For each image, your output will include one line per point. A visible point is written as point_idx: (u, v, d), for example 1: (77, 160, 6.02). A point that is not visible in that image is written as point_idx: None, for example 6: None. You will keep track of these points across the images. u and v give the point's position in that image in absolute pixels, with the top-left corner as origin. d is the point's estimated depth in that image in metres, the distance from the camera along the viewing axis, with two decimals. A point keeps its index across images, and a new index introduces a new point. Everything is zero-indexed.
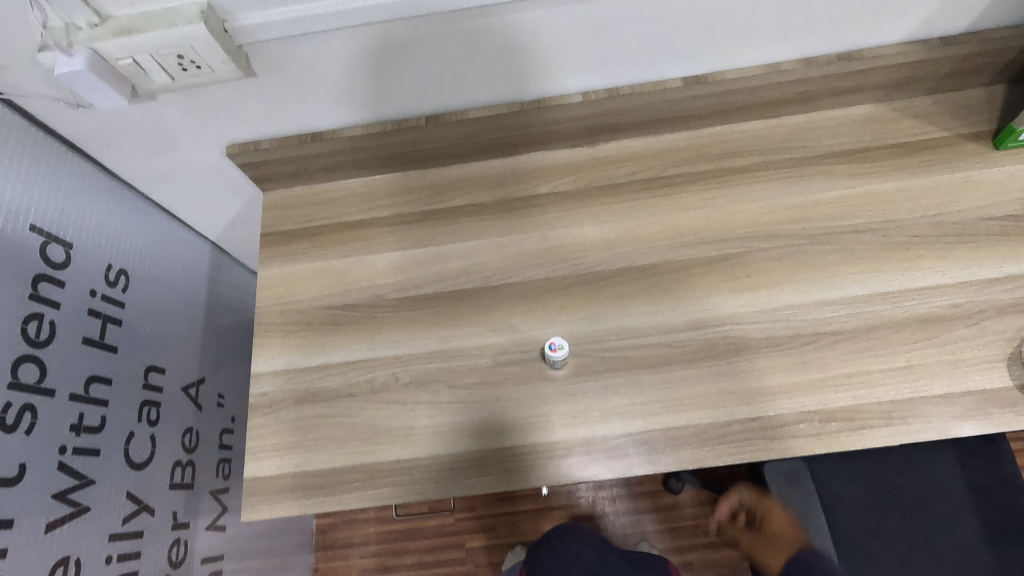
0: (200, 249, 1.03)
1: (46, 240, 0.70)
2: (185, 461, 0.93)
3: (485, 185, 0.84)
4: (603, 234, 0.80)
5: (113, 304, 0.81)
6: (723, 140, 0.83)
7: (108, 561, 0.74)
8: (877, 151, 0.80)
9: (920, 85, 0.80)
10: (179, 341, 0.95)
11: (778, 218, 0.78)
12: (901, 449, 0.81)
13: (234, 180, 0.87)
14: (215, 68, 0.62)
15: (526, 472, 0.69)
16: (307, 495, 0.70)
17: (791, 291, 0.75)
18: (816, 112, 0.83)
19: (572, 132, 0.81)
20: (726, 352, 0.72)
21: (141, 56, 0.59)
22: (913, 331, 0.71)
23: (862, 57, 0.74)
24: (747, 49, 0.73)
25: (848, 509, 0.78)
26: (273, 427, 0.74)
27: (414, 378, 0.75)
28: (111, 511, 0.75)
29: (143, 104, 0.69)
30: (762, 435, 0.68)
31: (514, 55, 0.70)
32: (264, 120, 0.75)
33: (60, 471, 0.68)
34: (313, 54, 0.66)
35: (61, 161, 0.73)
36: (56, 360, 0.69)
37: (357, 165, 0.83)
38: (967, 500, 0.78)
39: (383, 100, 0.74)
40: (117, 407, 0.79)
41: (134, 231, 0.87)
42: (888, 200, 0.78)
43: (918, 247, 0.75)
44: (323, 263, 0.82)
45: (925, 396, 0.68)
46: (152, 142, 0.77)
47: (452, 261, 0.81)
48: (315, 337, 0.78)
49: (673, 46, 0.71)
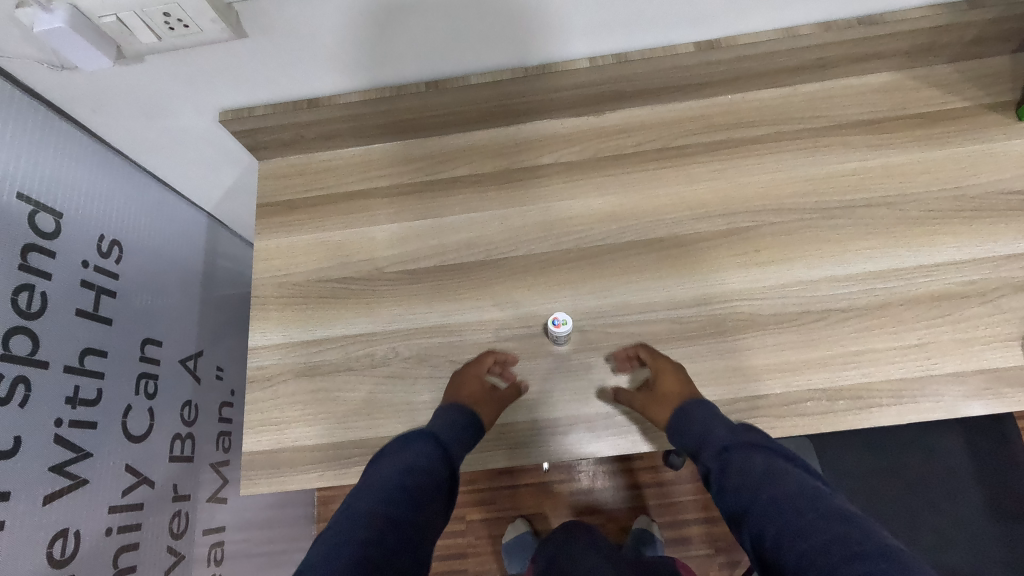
0: (195, 219, 1.01)
1: (35, 209, 0.68)
2: (184, 434, 0.92)
3: (487, 155, 0.81)
4: (609, 207, 0.78)
5: (107, 275, 0.79)
6: (734, 109, 0.80)
7: (108, 533, 0.74)
8: (895, 122, 0.77)
9: (942, 51, 0.76)
10: (176, 313, 0.94)
11: (790, 191, 0.76)
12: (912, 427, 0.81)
13: (228, 148, 0.85)
14: (203, 27, 0.59)
15: (530, 450, 0.70)
16: (308, 468, 0.70)
17: (802, 266, 0.72)
18: (832, 80, 0.79)
19: (577, 100, 0.78)
20: (732, 328, 0.71)
21: (125, 13, 0.56)
22: (925, 308, 0.69)
23: (884, 21, 0.70)
24: (763, 13, 0.69)
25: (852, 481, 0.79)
26: (272, 401, 0.73)
27: (415, 353, 0.74)
28: (110, 483, 0.75)
29: (130, 67, 0.66)
30: (767, 413, 0.67)
31: (516, 17, 0.66)
32: (256, 85, 0.72)
33: (57, 444, 0.67)
34: (306, 15, 0.62)
35: (47, 127, 0.71)
36: (49, 332, 0.68)
37: (356, 133, 0.80)
38: (973, 476, 0.77)
39: (380, 65, 0.71)
40: (114, 380, 0.78)
41: (127, 201, 0.85)
42: (905, 174, 0.75)
43: (934, 222, 0.73)
44: (320, 235, 0.80)
45: (935, 375, 0.67)
46: (141, 107, 0.74)
47: (452, 234, 0.78)
48: (312, 311, 0.77)
49: (684, 9, 0.67)
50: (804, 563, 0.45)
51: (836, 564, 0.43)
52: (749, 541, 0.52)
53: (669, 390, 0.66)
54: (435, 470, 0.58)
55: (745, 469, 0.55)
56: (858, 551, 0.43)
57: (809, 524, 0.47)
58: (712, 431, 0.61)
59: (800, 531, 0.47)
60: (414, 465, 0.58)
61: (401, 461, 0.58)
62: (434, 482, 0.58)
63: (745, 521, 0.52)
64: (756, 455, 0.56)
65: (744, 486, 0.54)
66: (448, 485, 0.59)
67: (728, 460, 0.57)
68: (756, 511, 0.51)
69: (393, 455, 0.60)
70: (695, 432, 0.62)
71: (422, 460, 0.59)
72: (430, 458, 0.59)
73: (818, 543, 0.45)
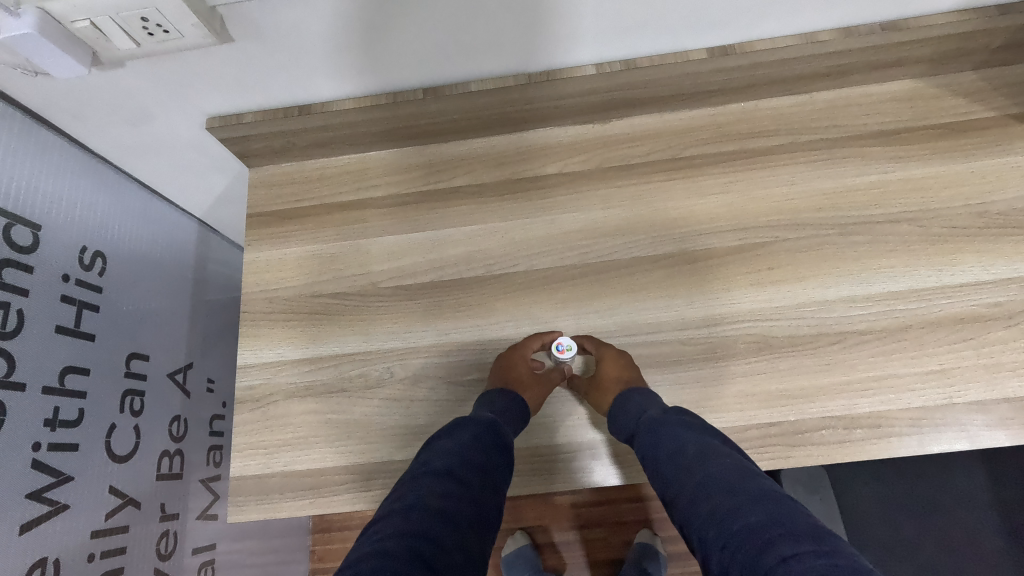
0: (184, 226, 0.97)
1: (11, 222, 0.64)
2: (173, 450, 0.89)
3: (487, 164, 0.77)
4: (614, 220, 0.74)
5: (90, 289, 0.76)
6: (747, 117, 0.76)
7: (90, 559, 0.71)
8: (917, 132, 0.73)
9: (969, 59, 0.72)
10: (164, 325, 0.90)
11: (805, 205, 0.72)
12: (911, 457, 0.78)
13: (217, 154, 0.81)
14: (184, 32, 0.56)
15: (533, 476, 0.66)
16: (299, 495, 0.67)
17: (818, 286, 0.69)
18: (850, 87, 0.76)
19: (582, 108, 0.74)
20: (744, 351, 0.67)
21: (100, 17, 0.52)
22: (948, 331, 0.66)
23: (908, 28, 0.66)
24: (781, 18, 0.65)
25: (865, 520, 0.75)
26: (261, 423, 0.70)
27: (410, 374, 0.71)
28: (93, 506, 0.72)
29: (109, 73, 0.62)
30: (781, 441, 0.64)
31: (518, 21, 0.62)
32: (244, 91, 0.68)
33: (35, 469, 0.64)
34: (295, 19, 0.59)
35: (23, 134, 0.67)
36: (26, 351, 0.64)
37: (350, 141, 0.76)
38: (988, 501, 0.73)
39: (375, 70, 0.67)
40: (97, 399, 0.74)
41: (111, 209, 0.81)
42: (927, 188, 0.71)
43: (958, 240, 0.69)
44: (313, 247, 0.77)
45: (958, 402, 0.64)
46: (123, 113, 0.70)
47: (450, 247, 0.75)
48: (303, 328, 0.73)
49: (697, 13, 0.63)
50: (730, 546, 0.41)
51: (762, 548, 0.39)
52: (681, 524, 0.49)
53: (609, 375, 0.65)
54: (487, 457, 0.54)
55: (676, 448, 0.53)
56: (776, 534, 0.40)
57: (737, 506, 0.43)
58: (648, 412, 0.59)
59: (730, 516, 0.43)
60: (463, 450, 0.54)
61: (445, 447, 0.54)
62: (489, 470, 0.53)
63: (678, 506, 0.49)
64: (685, 432, 0.54)
65: (678, 465, 0.51)
66: (503, 473, 0.55)
67: (658, 438, 0.55)
68: (687, 497, 0.48)
69: (437, 441, 0.56)
70: (631, 414, 0.59)
71: (472, 445, 0.55)
72: (479, 444, 0.55)
73: (747, 526, 0.41)
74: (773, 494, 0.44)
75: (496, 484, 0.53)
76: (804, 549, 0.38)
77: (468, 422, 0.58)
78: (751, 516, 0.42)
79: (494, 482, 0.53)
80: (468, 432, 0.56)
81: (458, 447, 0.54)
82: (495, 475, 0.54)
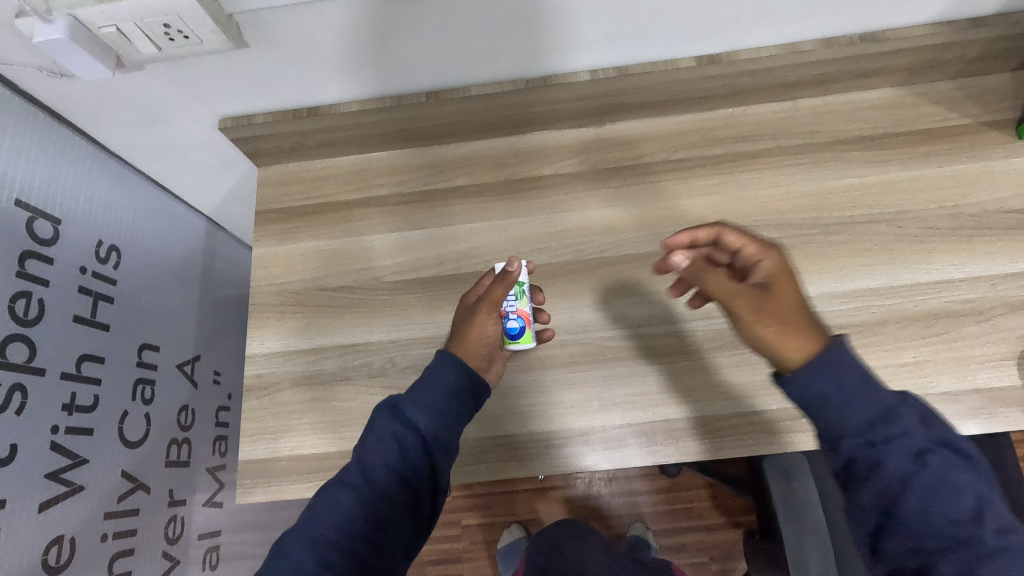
0: (193, 223, 1.01)
1: (33, 216, 0.68)
2: (181, 439, 0.92)
3: (487, 165, 0.81)
4: (607, 219, 0.78)
5: (105, 281, 0.79)
6: (735, 122, 0.80)
7: (104, 539, 0.74)
8: (896, 138, 0.77)
9: (944, 69, 0.76)
10: (173, 318, 0.94)
11: (789, 206, 0.76)
12: None
13: (227, 154, 0.85)
14: (203, 38, 0.59)
15: (526, 460, 0.69)
16: (305, 477, 0.71)
17: (800, 282, 0.72)
18: (833, 95, 0.79)
19: (577, 112, 0.78)
20: (730, 343, 0.71)
21: (125, 24, 0.56)
22: (922, 326, 0.69)
23: (885, 39, 0.70)
24: (765, 29, 0.69)
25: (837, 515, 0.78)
26: (269, 410, 0.73)
27: (411, 363, 0.74)
28: (106, 489, 0.75)
29: (129, 75, 0.66)
30: (764, 428, 0.68)
31: (517, 29, 0.66)
32: (255, 94, 0.72)
33: (54, 451, 0.67)
34: (306, 26, 0.62)
35: (44, 132, 0.71)
36: (46, 339, 0.68)
37: (355, 141, 0.80)
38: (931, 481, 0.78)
39: (380, 75, 0.71)
40: (111, 386, 0.78)
41: (125, 205, 0.85)
42: (905, 191, 0.75)
43: (933, 240, 0.73)
44: (320, 243, 0.80)
45: (932, 393, 0.67)
46: (140, 114, 0.74)
47: (451, 243, 0.78)
48: (310, 320, 0.77)
49: (686, 23, 0.67)
50: (942, 539, 0.43)
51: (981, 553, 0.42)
52: (857, 500, 0.47)
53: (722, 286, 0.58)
54: (406, 466, 0.52)
55: (866, 419, 0.48)
56: (988, 547, 0.42)
57: (953, 516, 0.44)
58: (840, 354, 0.50)
59: (953, 522, 0.43)
60: (375, 463, 0.52)
61: (361, 457, 0.52)
62: (408, 481, 0.52)
63: (886, 492, 0.46)
64: (881, 399, 0.48)
65: (891, 438, 0.46)
66: (430, 474, 0.54)
67: (852, 408, 0.48)
68: (918, 485, 0.45)
69: (373, 431, 0.54)
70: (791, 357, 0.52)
71: (389, 455, 0.52)
72: (400, 451, 0.53)
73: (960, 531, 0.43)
74: (982, 498, 0.45)
75: (418, 493, 0.53)
76: (1012, 558, 0.42)
77: (396, 417, 0.55)
78: (977, 487, 0.45)
79: (412, 492, 0.52)
80: (387, 434, 0.53)
81: (373, 459, 0.52)
82: (416, 483, 0.53)
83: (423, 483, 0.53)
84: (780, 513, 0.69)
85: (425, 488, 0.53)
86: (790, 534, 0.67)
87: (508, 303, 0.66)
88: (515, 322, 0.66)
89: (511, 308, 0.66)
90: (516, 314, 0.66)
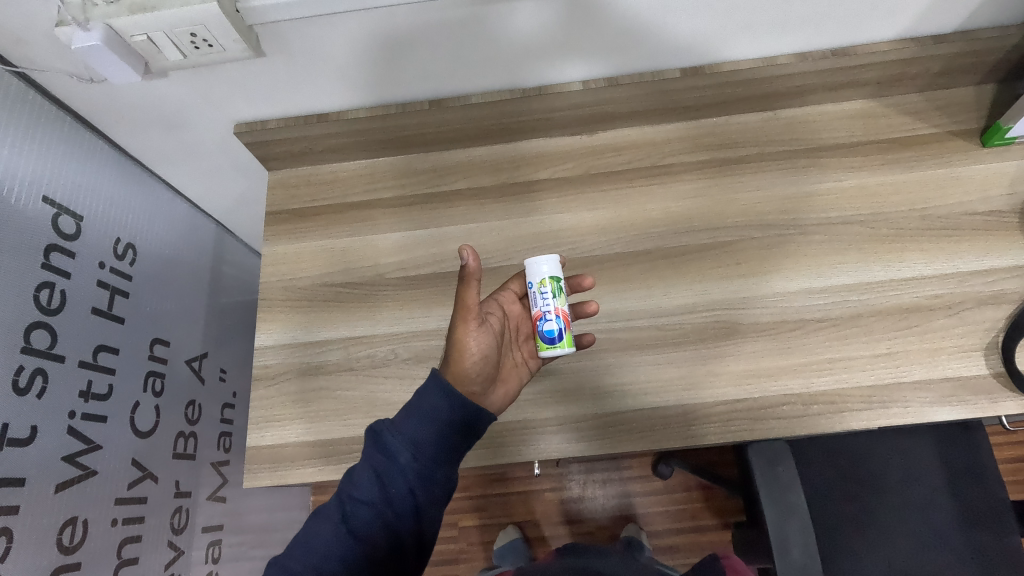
0: (204, 225, 1.05)
1: (59, 212, 0.72)
2: (187, 432, 0.95)
3: (486, 169, 0.86)
4: (599, 220, 0.82)
5: (122, 276, 0.83)
6: (720, 130, 0.85)
7: (113, 524, 0.77)
8: (869, 145, 0.82)
9: (911, 82, 0.81)
10: (183, 316, 0.97)
11: (769, 209, 0.81)
12: (839, 440, 0.84)
13: (241, 159, 0.89)
14: (227, 46, 0.64)
15: (520, 446, 0.73)
16: (309, 462, 0.74)
17: (780, 279, 0.77)
18: (809, 106, 0.85)
19: (571, 120, 0.83)
20: (714, 335, 0.75)
21: (155, 33, 0.61)
22: (894, 320, 0.74)
23: (855, 53, 0.76)
24: (745, 42, 0.74)
25: (826, 505, 0.81)
26: (277, 398, 0.77)
27: (413, 355, 0.78)
28: (116, 476, 0.78)
29: (155, 81, 0.71)
30: (747, 415, 0.71)
31: (516, 42, 0.71)
32: (270, 100, 0.77)
33: (70, 435, 0.70)
34: (320, 38, 0.67)
35: (70, 134, 0.75)
36: (67, 328, 0.71)
37: (361, 147, 0.85)
38: (909, 464, 0.82)
39: (387, 84, 0.76)
40: (124, 377, 0.81)
41: (142, 206, 0.89)
42: (877, 195, 0.80)
43: (903, 239, 0.78)
44: (326, 242, 0.84)
45: (904, 382, 0.71)
46: (162, 119, 0.79)
47: (451, 242, 0.83)
48: (316, 314, 0.81)
49: (673, 37, 0.72)
50: None
51: None
52: None
53: None
54: (387, 502, 0.55)
55: None
56: None
57: None
58: None
59: None
60: (356, 499, 0.55)
61: (344, 492, 0.56)
62: (388, 518, 0.55)
63: None
64: None
65: None
66: (413, 511, 0.56)
67: None
68: None
69: (359, 467, 0.58)
70: None
71: (371, 490, 0.55)
72: (381, 487, 0.56)
73: None
74: None
75: (399, 530, 0.55)
76: None
77: (381, 450, 0.58)
78: None
79: (393, 529, 0.55)
80: (371, 468, 0.57)
81: (356, 494, 0.56)
82: (397, 520, 0.55)
83: (405, 521, 0.56)
84: (765, 498, 0.70)
85: (408, 525, 0.56)
86: (776, 514, 0.69)
87: (546, 303, 0.67)
88: (554, 322, 0.67)
89: (548, 308, 0.67)
90: (554, 314, 0.67)
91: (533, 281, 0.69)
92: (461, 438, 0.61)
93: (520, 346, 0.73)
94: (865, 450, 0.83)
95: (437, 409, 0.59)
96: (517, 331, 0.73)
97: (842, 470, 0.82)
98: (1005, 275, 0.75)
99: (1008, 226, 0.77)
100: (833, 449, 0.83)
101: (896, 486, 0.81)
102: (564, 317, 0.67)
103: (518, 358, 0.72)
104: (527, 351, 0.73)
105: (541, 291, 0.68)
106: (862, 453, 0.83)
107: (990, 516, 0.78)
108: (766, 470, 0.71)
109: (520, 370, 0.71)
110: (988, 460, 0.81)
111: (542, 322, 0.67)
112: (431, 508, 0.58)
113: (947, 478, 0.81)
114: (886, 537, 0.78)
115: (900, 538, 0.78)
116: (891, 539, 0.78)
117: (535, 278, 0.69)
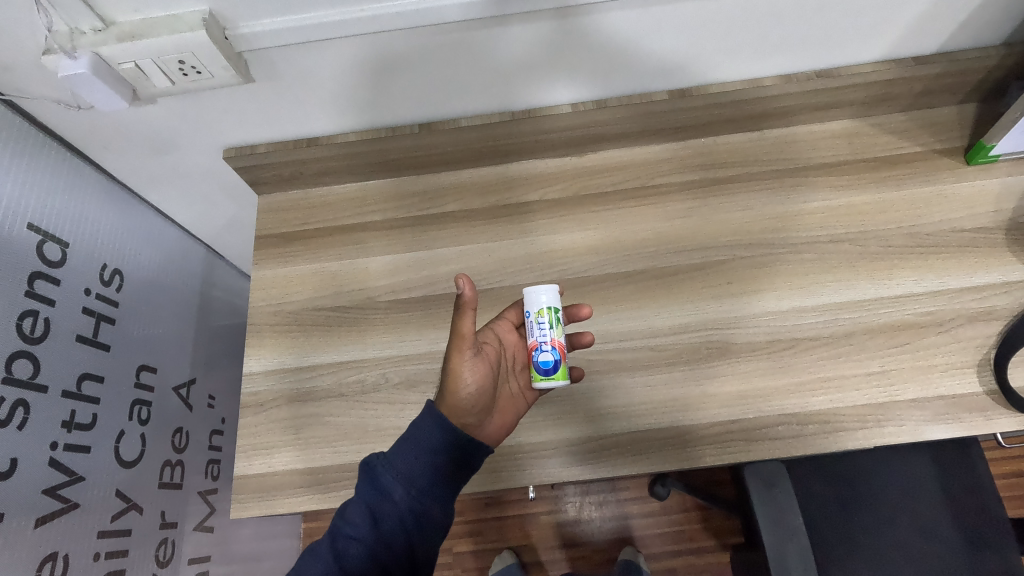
0: (191, 250, 1.04)
1: (43, 239, 0.71)
2: (174, 461, 0.94)
3: (476, 192, 0.86)
4: (589, 240, 0.82)
5: (107, 303, 0.82)
6: (709, 151, 0.86)
7: (95, 559, 0.75)
8: (856, 164, 0.83)
9: (895, 102, 0.82)
10: (170, 343, 0.96)
11: (759, 227, 0.81)
12: (841, 458, 0.83)
13: (231, 183, 0.89)
14: (216, 73, 0.65)
15: (515, 471, 0.71)
16: (299, 491, 0.72)
17: (771, 297, 0.77)
18: (795, 126, 0.86)
19: (560, 142, 0.84)
20: (707, 356, 0.75)
21: (143, 60, 0.61)
22: (886, 338, 0.74)
23: (837, 75, 0.77)
24: (731, 64, 0.76)
25: (826, 526, 0.79)
26: (266, 425, 0.76)
27: (404, 379, 0.77)
28: (99, 508, 0.76)
29: (143, 107, 0.71)
30: (743, 436, 0.71)
31: (504, 66, 0.72)
32: (260, 125, 0.77)
33: (50, 467, 0.68)
34: (310, 63, 0.68)
35: (57, 161, 0.75)
36: (49, 357, 0.70)
37: (351, 170, 0.84)
38: (910, 482, 0.81)
39: (377, 108, 0.76)
40: (108, 405, 0.79)
41: (129, 231, 0.88)
42: (866, 213, 0.81)
43: (893, 257, 0.78)
44: (316, 266, 0.84)
45: (899, 401, 0.71)
46: (150, 144, 0.78)
47: (442, 264, 0.83)
48: (306, 338, 0.80)
49: (661, 59, 0.73)
50: None
51: None
52: None
53: None
54: (380, 540, 0.55)
55: None
56: None
57: None
58: None
59: None
60: (348, 536, 0.55)
61: (336, 529, 0.56)
62: (381, 557, 0.55)
63: None
64: None
65: None
66: (406, 548, 0.56)
67: None
68: None
69: (353, 503, 0.57)
70: None
71: (364, 528, 0.55)
72: (374, 523, 0.55)
73: None
74: None
75: (391, 569, 0.55)
76: None
77: (374, 485, 0.58)
78: None
79: (384, 568, 0.55)
80: (364, 505, 0.56)
81: (348, 531, 0.55)
82: (389, 559, 0.55)
83: (398, 559, 0.55)
84: (766, 526, 0.68)
85: (401, 564, 0.56)
86: (777, 542, 0.67)
87: (542, 334, 0.66)
88: (549, 354, 0.66)
89: (545, 340, 0.66)
90: (550, 345, 0.66)
91: (531, 310, 0.68)
92: (457, 473, 0.60)
93: (517, 377, 0.72)
94: (868, 469, 0.82)
95: (432, 442, 0.59)
96: (513, 362, 0.73)
97: (840, 491, 0.81)
98: (994, 291, 0.75)
99: (995, 242, 0.77)
100: (836, 467, 0.83)
101: (894, 505, 0.80)
102: (561, 347, 0.67)
103: (514, 389, 0.71)
104: (524, 381, 0.72)
105: (538, 320, 0.67)
106: (865, 473, 0.82)
107: (989, 535, 0.78)
108: (765, 495, 0.69)
109: (517, 401, 0.70)
110: (985, 476, 0.80)
111: (538, 352, 0.66)
112: (425, 545, 0.57)
113: (945, 496, 0.80)
114: (885, 556, 0.77)
115: (898, 558, 0.77)
116: (888, 558, 0.77)
117: (532, 307, 0.68)
